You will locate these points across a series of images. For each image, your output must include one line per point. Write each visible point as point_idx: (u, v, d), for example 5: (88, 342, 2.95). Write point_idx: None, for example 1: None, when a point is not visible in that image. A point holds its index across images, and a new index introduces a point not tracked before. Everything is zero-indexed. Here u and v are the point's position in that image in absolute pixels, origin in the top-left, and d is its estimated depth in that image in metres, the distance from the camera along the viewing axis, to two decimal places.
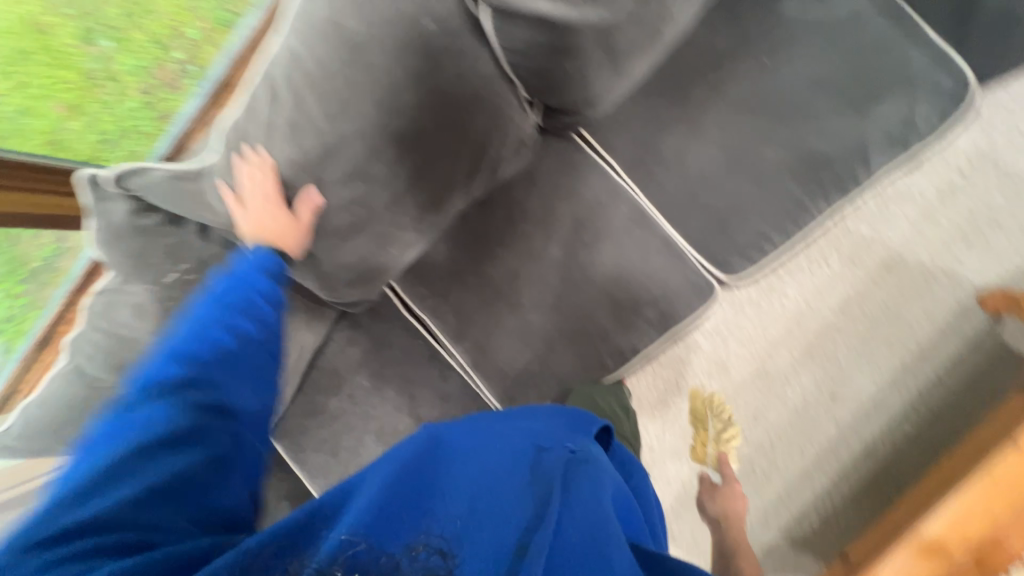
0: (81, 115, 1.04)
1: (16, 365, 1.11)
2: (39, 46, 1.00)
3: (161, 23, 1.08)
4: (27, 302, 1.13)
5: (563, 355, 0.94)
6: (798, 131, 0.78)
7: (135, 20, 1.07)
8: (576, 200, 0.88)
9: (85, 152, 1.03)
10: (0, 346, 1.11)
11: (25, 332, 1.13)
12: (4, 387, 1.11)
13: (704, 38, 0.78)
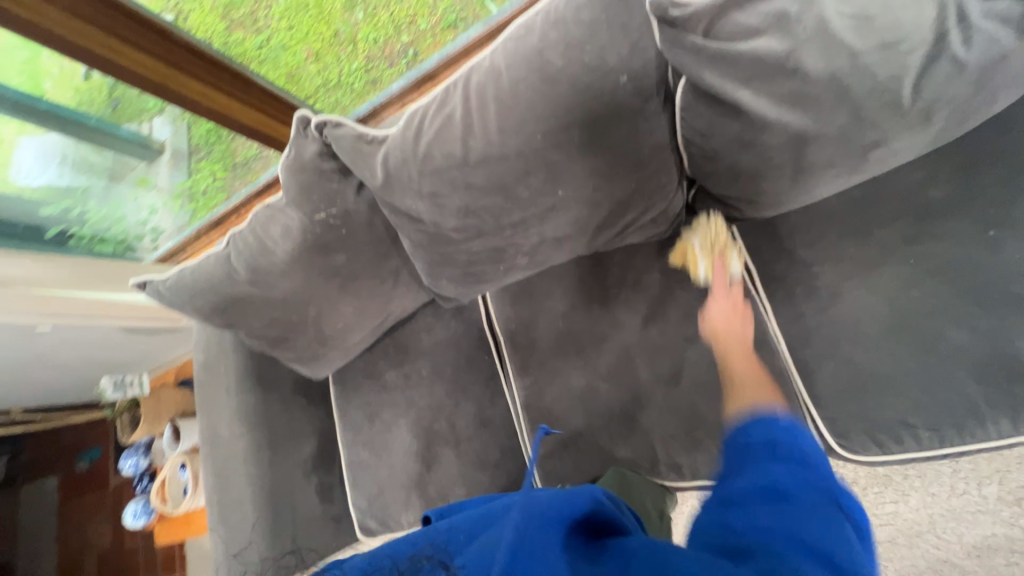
0: (319, 61, 1.26)
1: (199, 228, 1.45)
2: (315, 2, 1.22)
3: (404, 10, 1.24)
4: (219, 185, 1.39)
5: (615, 436, 0.88)
6: (1006, 326, 0.62)
7: (388, 1, 1.24)
8: (696, 292, 0.82)
9: (307, 89, 1.27)
10: (193, 210, 1.42)
11: (211, 208, 1.42)
12: (186, 239, 1.46)
13: (919, 183, 0.68)
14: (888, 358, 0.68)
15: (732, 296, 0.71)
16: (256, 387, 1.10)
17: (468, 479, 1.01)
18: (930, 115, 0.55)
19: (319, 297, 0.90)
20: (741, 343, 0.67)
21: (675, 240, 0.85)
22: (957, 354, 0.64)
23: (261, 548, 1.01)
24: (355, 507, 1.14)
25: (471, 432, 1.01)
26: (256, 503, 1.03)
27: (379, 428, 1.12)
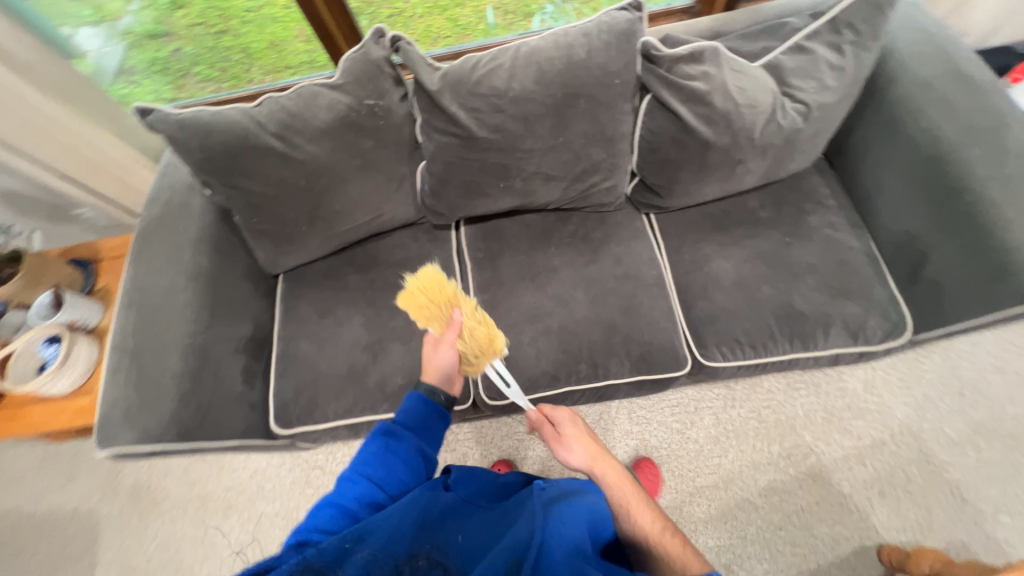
0: (309, 43, 1.41)
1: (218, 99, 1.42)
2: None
3: (408, 33, 1.50)
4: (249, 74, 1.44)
5: (548, 342, 1.08)
6: (789, 288, 1.06)
7: (393, 20, 1.48)
8: (624, 248, 1.15)
9: (293, 62, 1.43)
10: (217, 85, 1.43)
11: (235, 86, 1.44)
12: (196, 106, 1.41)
13: (753, 207, 1.16)
14: (733, 300, 1.07)
15: (584, 454, 0.90)
16: (212, 254, 1.09)
17: (412, 373, 1.10)
18: (766, 152, 1.01)
19: (335, 171, 1.03)
20: (594, 460, 0.90)
21: (616, 214, 1.20)
22: (768, 301, 1.05)
23: (169, 405, 0.93)
24: (277, 399, 1.11)
25: (423, 333, 1.13)
26: (181, 358, 0.98)
27: (330, 325, 1.16)
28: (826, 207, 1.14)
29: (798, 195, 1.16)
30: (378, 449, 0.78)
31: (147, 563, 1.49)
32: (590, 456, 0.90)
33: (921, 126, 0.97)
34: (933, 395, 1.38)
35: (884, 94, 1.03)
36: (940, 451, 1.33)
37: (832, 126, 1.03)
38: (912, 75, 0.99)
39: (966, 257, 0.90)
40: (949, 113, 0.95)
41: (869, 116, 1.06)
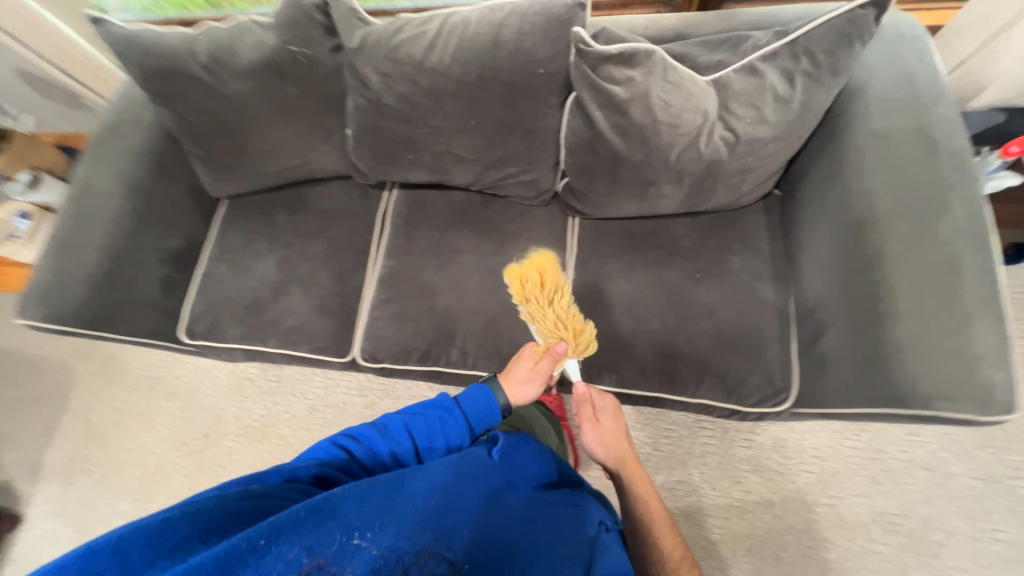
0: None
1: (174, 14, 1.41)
2: None
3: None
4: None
5: (429, 320, 1.10)
6: (677, 327, 1.01)
7: None
8: (531, 245, 1.13)
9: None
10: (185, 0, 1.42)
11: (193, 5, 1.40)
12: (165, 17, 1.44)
13: (676, 233, 1.08)
14: (616, 324, 1.03)
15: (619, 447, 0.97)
16: (152, 168, 1.18)
17: (304, 317, 1.16)
18: (680, 178, 0.93)
19: (259, 112, 1.07)
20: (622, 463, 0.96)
21: (538, 209, 1.16)
22: (650, 334, 1.01)
23: (82, 293, 1.07)
24: (189, 311, 1.22)
25: (325, 284, 1.18)
26: (100, 256, 1.09)
27: (249, 255, 1.24)
28: (757, 251, 1.04)
29: (729, 230, 1.06)
30: (434, 416, 0.79)
31: (101, 419, 1.74)
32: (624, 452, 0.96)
33: (859, 185, 0.86)
34: (843, 472, 1.29)
35: (840, 140, 0.91)
36: (827, 527, 1.26)
37: (766, 164, 0.93)
38: (874, 124, 0.86)
39: (854, 340, 0.82)
40: (897, 176, 0.82)
41: (822, 161, 0.94)
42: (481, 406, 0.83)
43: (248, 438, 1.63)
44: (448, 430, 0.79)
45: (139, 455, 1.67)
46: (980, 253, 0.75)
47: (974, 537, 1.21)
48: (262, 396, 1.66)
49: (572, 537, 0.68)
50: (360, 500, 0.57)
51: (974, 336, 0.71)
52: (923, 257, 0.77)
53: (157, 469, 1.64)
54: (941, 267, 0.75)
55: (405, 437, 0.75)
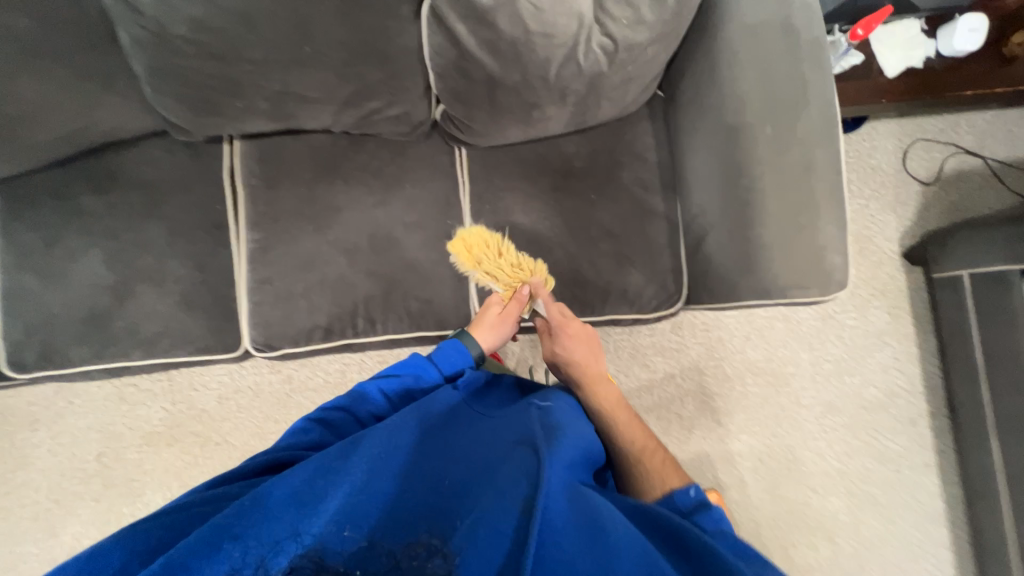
0: None
1: None
2: None
3: None
4: None
5: (323, 293, 0.99)
6: (579, 252, 1.02)
7: None
8: (419, 190, 1.02)
9: None
10: None
11: None
12: None
13: (568, 154, 1.03)
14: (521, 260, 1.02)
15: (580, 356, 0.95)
16: None
17: (167, 318, 0.98)
18: (563, 98, 0.85)
19: None
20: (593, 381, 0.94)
21: (418, 145, 1.03)
22: (555, 264, 1.02)
23: None
24: (4, 340, 0.97)
25: (182, 274, 0.99)
26: None
27: (61, 256, 0.97)
28: (645, 162, 1.04)
29: (619, 143, 1.04)
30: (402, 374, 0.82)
31: None
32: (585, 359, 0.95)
33: (731, 88, 0.86)
34: (726, 337, 1.54)
35: (714, 38, 0.88)
36: (716, 383, 1.53)
37: (648, 71, 0.87)
38: (742, 18, 0.84)
39: (731, 242, 0.89)
40: (764, 76, 0.83)
41: (699, 61, 0.91)
42: (454, 356, 0.86)
43: (154, 445, 1.46)
44: (421, 383, 0.83)
45: (21, 496, 1.44)
46: (826, 151, 0.81)
47: (816, 363, 1.54)
48: (155, 399, 1.47)
49: (521, 424, 0.72)
50: (311, 477, 0.59)
51: (818, 229, 0.81)
52: (783, 159, 0.82)
53: (53, 503, 1.44)
54: (797, 167, 0.81)
55: (377, 398, 0.79)
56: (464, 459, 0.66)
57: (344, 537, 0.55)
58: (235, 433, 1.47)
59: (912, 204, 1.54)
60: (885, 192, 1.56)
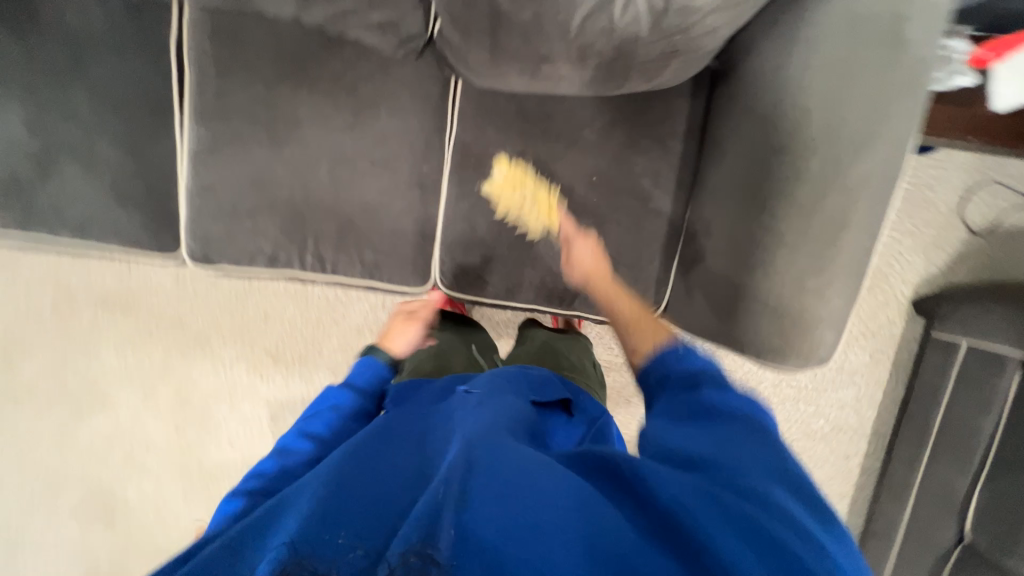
0: None
1: None
2: None
3: None
4: None
5: (270, 218, 0.88)
6: (562, 238, 0.90)
7: None
8: (396, 122, 0.86)
9: None
10: None
11: None
12: None
13: (579, 121, 0.86)
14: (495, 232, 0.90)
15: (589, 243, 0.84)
16: None
17: (98, 205, 0.88)
18: (583, 57, 0.67)
19: None
20: (596, 277, 0.82)
21: (405, 65, 0.84)
22: (532, 245, 0.90)
23: None
24: None
25: (115, 158, 0.87)
26: None
27: None
28: (666, 153, 0.87)
29: (644, 121, 0.86)
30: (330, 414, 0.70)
31: None
32: (591, 251, 0.84)
33: (796, 99, 0.69)
34: None
35: (799, 28, 0.69)
36: None
37: (696, 49, 0.68)
38: (849, 3, 0.67)
39: (727, 278, 0.77)
40: (840, 98, 0.66)
41: (771, 43, 0.71)
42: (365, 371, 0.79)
43: (109, 309, 1.47)
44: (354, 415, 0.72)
45: None
46: (871, 215, 0.68)
47: (779, 386, 1.51)
48: (112, 264, 1.44)
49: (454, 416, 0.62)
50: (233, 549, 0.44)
51: (821, 300, 0.70)
52: (819, 206, 0.68)
53: (11, 341, 1.48)
54: (829, 222, 0.68)
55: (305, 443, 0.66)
56: (403, 459, 0.54)
57: (337, 543, 0.41)
58: (191, 317, 1.46)
59: (944, 254, 1.35)
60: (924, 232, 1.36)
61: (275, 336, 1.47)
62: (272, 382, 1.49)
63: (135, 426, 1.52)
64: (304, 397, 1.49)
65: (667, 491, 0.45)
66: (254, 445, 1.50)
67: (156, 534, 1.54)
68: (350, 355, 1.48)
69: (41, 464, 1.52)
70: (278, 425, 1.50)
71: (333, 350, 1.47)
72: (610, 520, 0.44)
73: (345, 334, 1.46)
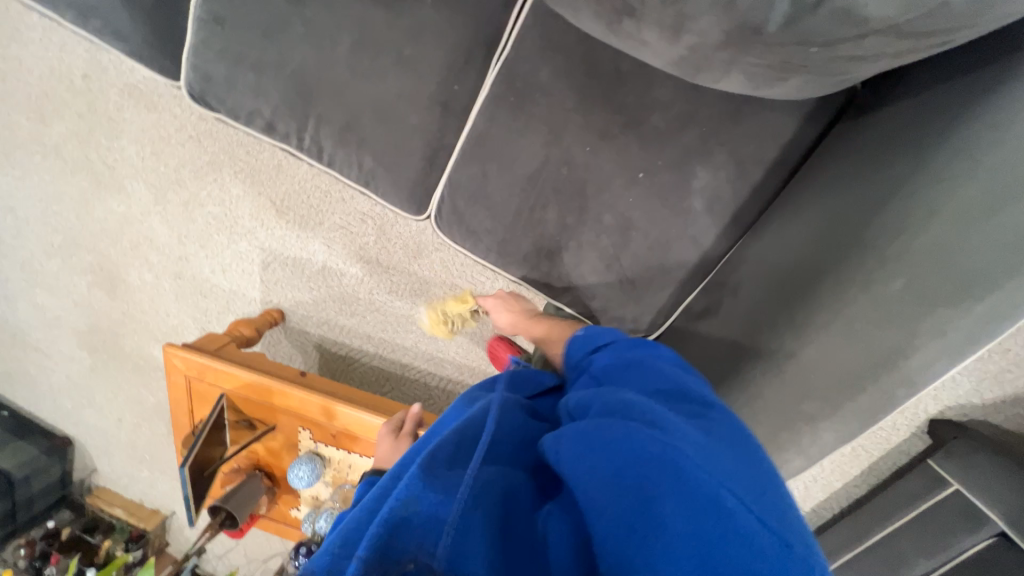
0: None
1: None
2: None
3: None
4: None
5: (276, 80, 0.78)
6: (575, 227, 0.77)
7: None
8: (440, 18, 0.70)
9: None
10: None
11: None
12: None
13: (651, 98, 0.68)
14: (508, 191, 0.78)
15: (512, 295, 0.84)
16: None
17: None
18: (677, 33, 0.49)
19: None
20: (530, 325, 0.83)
21: None
22: (541, 221, 0.79)
23: None
24: None
25: None
26: None
27: None
28: (737, 178, 0.70)
29: (728, 127, 0.67)
30: None
31: None
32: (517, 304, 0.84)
33: (918, 197, 0.53)
34: None
35: (987, 102, 0.49)
36: None
37: (835, 75, 0.49)
38: None
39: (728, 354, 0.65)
40: (969, 214, 0.49)
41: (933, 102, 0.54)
42: None
43: (137, 101, 1.44)
44: None
45: (13, 70, 1.46)
46: (923, 365, 0.52)
47: None
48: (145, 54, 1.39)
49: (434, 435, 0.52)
50: None
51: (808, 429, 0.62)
52: (864, 329, 0.55)
53: (42, 96, 1.47)
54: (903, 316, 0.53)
55: None
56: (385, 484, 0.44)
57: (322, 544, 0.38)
58: (208, 137, 1.44)
59: (1011, 391, 1.04)
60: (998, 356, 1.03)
61: (282, 187, 1.45)
62: (270, 231, 1.49)
63: (142, 220, 1.54)
64: (296, 257, 1.50)
65: (580, 456, 0.41)
66: (242, 282, 1.55)
67: (147, 325, 1.64)
68: (347, 236, 1.46)
69: (55, 220, 1.58)
70: (266, 273, 1.52)
71: (334, 225, 1.46)
72: (550, 518, 0.40)
73: (347, 215, 1.44)
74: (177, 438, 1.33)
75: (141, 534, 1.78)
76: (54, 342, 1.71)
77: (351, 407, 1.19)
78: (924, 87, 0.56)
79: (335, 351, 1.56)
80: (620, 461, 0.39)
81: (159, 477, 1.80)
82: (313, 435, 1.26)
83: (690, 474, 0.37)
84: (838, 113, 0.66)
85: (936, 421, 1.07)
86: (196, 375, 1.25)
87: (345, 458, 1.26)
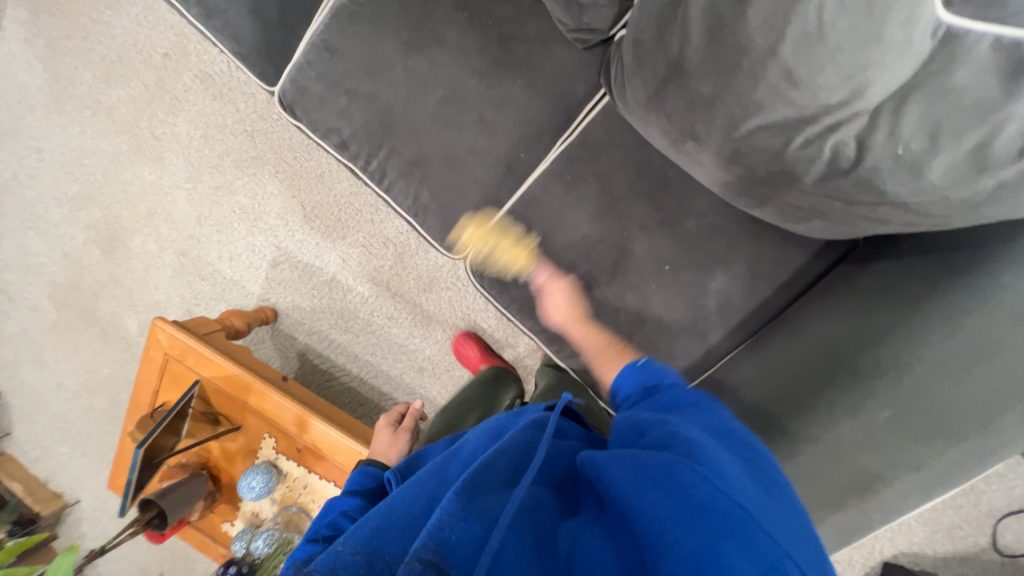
0: None
1: None
2: None
3: None
4: None
5: (365, 108, 0.86)
6: (597, 299, 0.84)
7: None
8: (526, 98, 0.81)
9: None
10: None
11: None
12: None
13: (688, 206, 0.79)
14: (545, 253, 0.85)
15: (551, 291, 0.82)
16: None
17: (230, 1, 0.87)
18: (730, 161, 0.59)
19: None
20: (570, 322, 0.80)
21: (568, 54, 0.79)
22: (568, 286, 0.85)
23: None
24: None
25: None
26: None
27: None
28: (749, 290, 0.78)
29: (750, 245, 0.77)
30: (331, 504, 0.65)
31: None
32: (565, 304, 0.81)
33: (911, 344, 0.60)
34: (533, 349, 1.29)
35: (1001, 277, 0.56)
36: None
37: (849, 227, 0.59)
38: None
39: None
40: (958, 364, 0.57)
41: (922, 269, 0.64)
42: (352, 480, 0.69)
43: (206, 88, 1.53)
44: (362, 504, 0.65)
45: (97, 32, 1.55)
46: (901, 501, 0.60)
47: None
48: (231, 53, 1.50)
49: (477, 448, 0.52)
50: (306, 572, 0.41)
51: None
52: (856, 456, 0.61)
53: (116, 60, 1.55)
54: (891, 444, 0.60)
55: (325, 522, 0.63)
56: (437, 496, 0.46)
57: (340, 553, 0.41)
58: (261, 135, 1.52)
59: (959, 547, 1.09)
60: (949, 510, 1.09)
61: (318, 196, 1.51)
62: (291, 233, 1.52)
63: (166, 193, 1.57)
64: (308, 263, 1.52)
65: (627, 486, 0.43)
66: (245, 275, 1.55)
67: (132, 294, 1.60)
68: (366, 254, 1.50)
69: (79, 172, 1.59)
70: (273, 271, 1.54)
71: (357, 241, 1.50)
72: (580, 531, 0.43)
73: (372, 237, 1.50)
74: (131, 416, 1.25)
75: (32, 519, 1.57)
76: (25, 288, 1.64)
77: (327, 423, 1.16)
78: (918, 256, 0.65)
79: (318, 364, 1.53)
80: (682, 503, 0.40)
81: (78, 457, 1.65)
82: (277, 445, 1.20)
83: (755, 534, 0.39)
84: (841, 255, 0.76)
85: (888, 562, 1.10)
86: (176, 355, 1.22)
87: (302, 477, 1.20)
